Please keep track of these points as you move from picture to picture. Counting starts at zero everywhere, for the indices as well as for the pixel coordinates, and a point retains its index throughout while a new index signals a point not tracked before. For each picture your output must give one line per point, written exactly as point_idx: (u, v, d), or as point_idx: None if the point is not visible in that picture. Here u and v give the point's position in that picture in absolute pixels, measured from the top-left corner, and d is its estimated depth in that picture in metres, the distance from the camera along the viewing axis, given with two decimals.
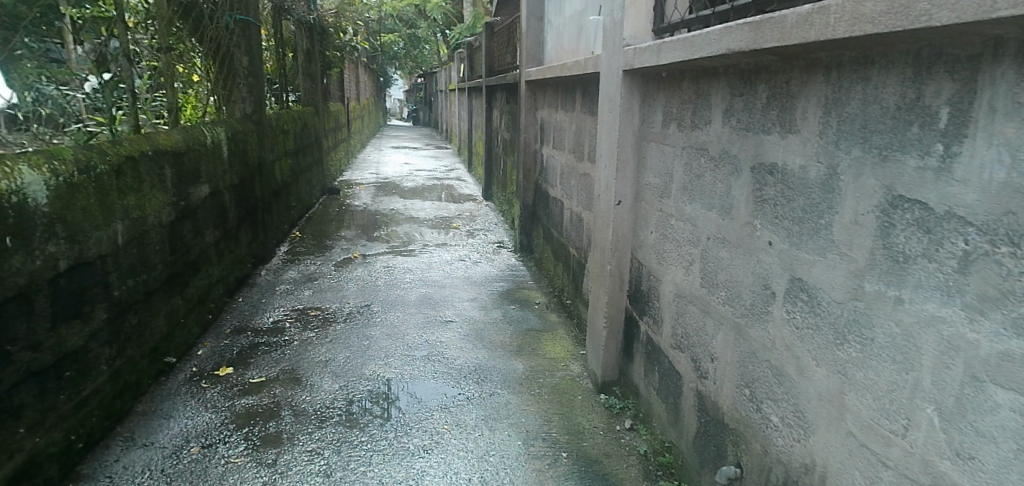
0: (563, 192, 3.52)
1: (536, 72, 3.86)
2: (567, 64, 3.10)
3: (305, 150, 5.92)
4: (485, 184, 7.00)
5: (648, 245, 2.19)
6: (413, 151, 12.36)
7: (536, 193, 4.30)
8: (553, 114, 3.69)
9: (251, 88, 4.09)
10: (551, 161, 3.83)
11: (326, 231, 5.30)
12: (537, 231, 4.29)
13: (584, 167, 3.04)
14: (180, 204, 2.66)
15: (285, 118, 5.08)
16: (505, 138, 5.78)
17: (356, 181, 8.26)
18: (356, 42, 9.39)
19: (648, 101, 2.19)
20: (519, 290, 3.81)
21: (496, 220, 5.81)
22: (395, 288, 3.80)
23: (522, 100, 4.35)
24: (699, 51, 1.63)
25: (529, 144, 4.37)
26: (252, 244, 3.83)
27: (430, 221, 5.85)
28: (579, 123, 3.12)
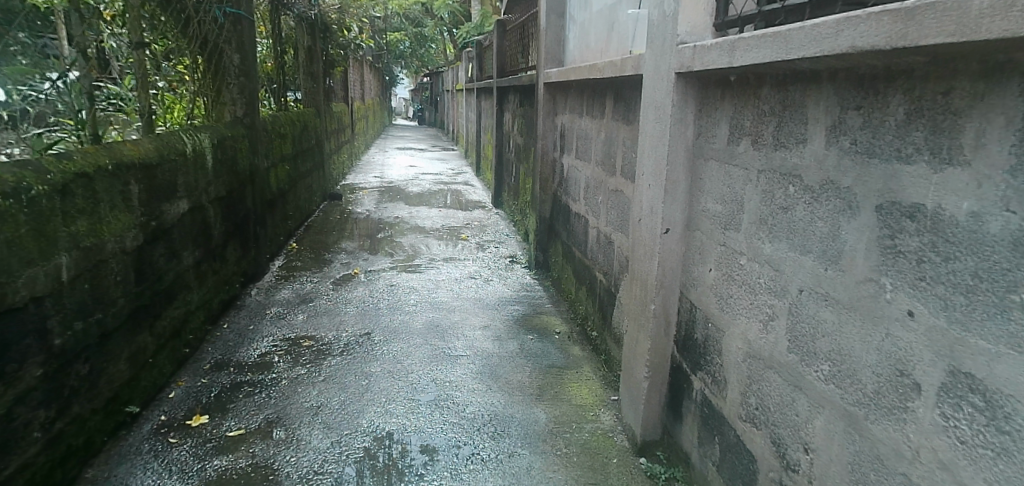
0: (587, 209, 3.14)
1: (558, 73, 3.47)
2: (597, 65, 2.72)
3: (305, 155, 5.56)
4: (495, 191, 6.62)
5: (705, 285, 1.81)
6: (419, 153, 11.97)
7: (554, 206, 3.92)
8: (577, 121, 3.31)
9: (243, 88, 3.71)
10: (574, 172, 3.45)
11: (326, 241, 4.94)
12: (555, 248, 3.91)
13: (617, 183, 2.66)
14: (151, 225, 2.28)
15: (282, 120, 4.72)
16: (518, 143, 5.40)
17: (360, 185, 7.89)
18: (362, 40, 9.02)
19: (708, 111, 1.80)
20: (537, 316, 3.41)
21: (508, 231, 5.43)
22: (399, 312, 3.41)
23: (540, 104, 3.96)
24: (800, 49, 1.24)
25: (547, 152, 3.98)
26: (242, 261, 3.47)
27: (437, 231, 5.47)
28: (611, 133, 2.73)
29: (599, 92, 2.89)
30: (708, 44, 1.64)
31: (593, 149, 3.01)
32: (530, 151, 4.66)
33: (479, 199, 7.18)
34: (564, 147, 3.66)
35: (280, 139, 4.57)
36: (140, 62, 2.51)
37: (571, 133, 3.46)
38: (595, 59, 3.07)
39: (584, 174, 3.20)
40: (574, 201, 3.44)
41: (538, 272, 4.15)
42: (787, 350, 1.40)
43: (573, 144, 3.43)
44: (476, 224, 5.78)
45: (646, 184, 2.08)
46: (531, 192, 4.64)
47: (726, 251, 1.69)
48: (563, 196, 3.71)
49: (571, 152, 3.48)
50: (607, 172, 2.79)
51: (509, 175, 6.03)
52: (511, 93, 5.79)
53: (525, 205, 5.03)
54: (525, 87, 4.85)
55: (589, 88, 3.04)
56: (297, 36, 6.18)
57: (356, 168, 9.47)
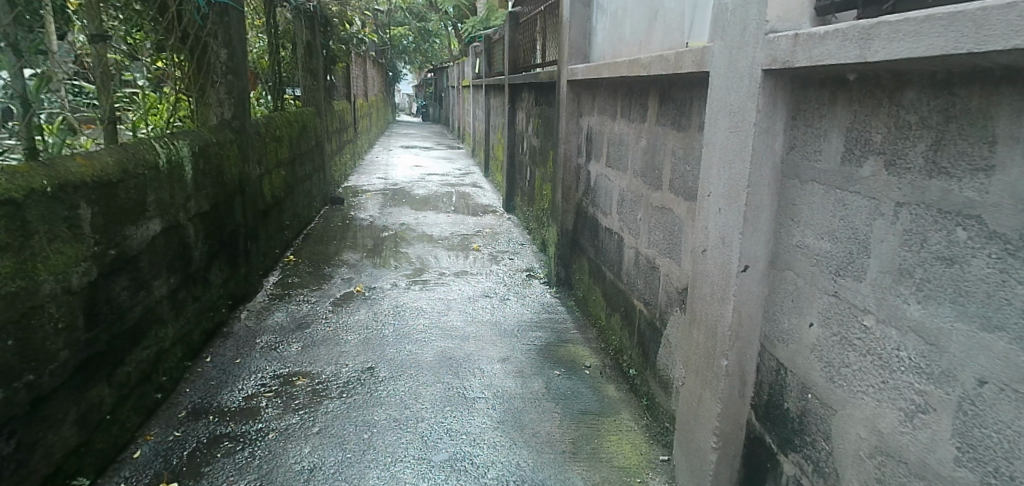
0: (621, 226, 2.75)
1: (585, 71, 3.07)
2: (637, 60, 2.32)
3: (304, 157, 5.18)
4: (507, 195, 6.23)
5: (802, 343, 1.42)
6: (424, 152, 11.59)
7: (578, 217, 3.53)
8: (609, 125, 2.91)
9: (231, 88, 3.32)
10: (603, 182, 3.05)
11: (326, 252, 4.55)
12: (579, 264, 3.52)
13: (663, 199, 2.26)
14: (111, 253, 1.89)
15: (277, 122, 4.33)
16: (533, 145, 5.00)
17: (363, 187, 7.50)
18: (365, 34, 8.62)
19: (809, 120, 1.41)
20: (562, 346, 3.00)
21: (523, 240, 5.04)
22: (406, 341, 3.01)
23: (562, 104, 3.56)
24: (1010, 36, 0.84)
25: (570, 157, 3.59)
26: (231, 281, 3.09)
27: (446, 240, 5.08)
28: (655, 139, 2.34)
29: (639, 91, 2.49)
30: (823, 31, 1.23)
31: (631, 157, 2.61)
32: (548, 154, 4.26)
33: (489, 203, 6.79)
34: (591, 153, 3.27)
35: (276, 142, 4.19)
36: (101, 60, 2.12)
37: (600, 138, 3.07)
38: (633, 55, 2.67)
39: (617, 186, 2.81)
40: (603, 215, 3.05)
41: (559, 289, 3.76)
42: (954, 460, 1.00)
43: (603, 150, 3.04)
44: (488, 232, 5.39)
45: (714, 208, 1.68)
46: (550, 200, 4.24)
47: (839, 304, 1.30)
48: (589, 207, 3.32)
49: (600, 160, 3.09)
50: (649, 186, 2.40)
51: (522, 178, 5.64)
52: (524, 91, 5.40)
53: (542, 212, 4.64)
54: (543, 84, 4.45)
55: (625, 87, 2.64)
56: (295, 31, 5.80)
57: (358, 168, 9.08)
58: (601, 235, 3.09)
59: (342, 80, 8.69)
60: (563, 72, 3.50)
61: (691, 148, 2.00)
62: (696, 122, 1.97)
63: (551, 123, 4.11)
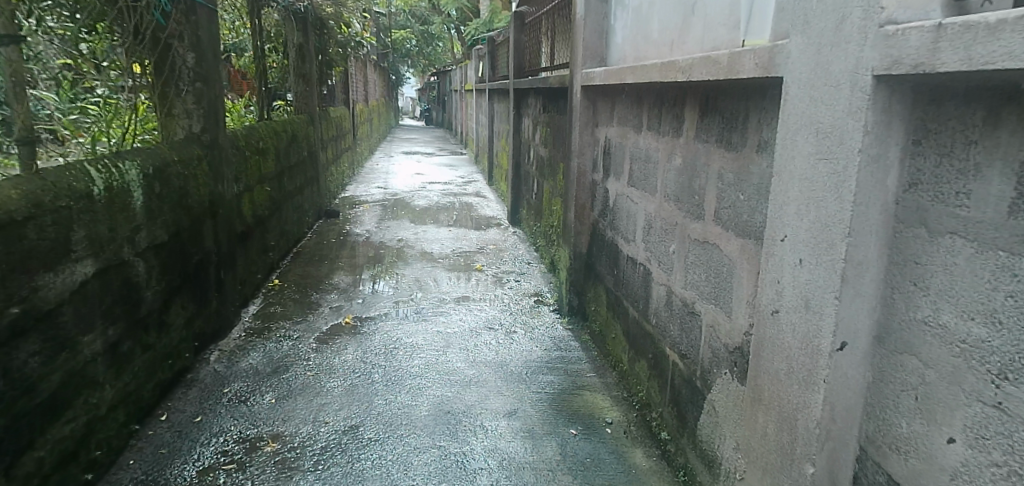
0: (648, 257, 2.33)
1: (604, 76, 2.66)
2: (673, 63, 1.91)
3: (293, 169, 4.77)
4: (511, 207, 5.82)
5: (934, 462, 1.01)
6: (426, 158, 11.20)
7: (594, 240, 3.11)
8: (632, 138, 2.50)
9: (201, 97, 2.89)
10: (624, 203, 2.64)
11: (315, 274, 4.15)
12: (594, 294, 3.10)
13: (706, 232, 1.85)
14: (14, 311, 1.48)
15: (261, 132, 3.93)
16: (541, 155, 4.59)
17: (361, 198, 7.10)
18: (364, 37, 8.24)
19: (948, 147, 1.00)
20: (578, 394, 2.59)
21: (530, 259, 4.62)
22: (398, 389, 2.59)
23: (575, 112, 3.15)
24: None
25: (585, 172, 3.18)
26: (198, 318, 2.69)
27: (446, 258, 4.67)
28: (694, 159, 1.93)
29: (674, 100, 2.08)
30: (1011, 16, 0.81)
31: (660, 177, 2.20)
32: (559, 168, 3.84)
33: (493, 214, 6.38)
34: (609, 169, 2.85)
35: (259, 154, 3.80)
36: (14, 66, 1.71)
37: (621, 152, 2.66)
38: (664, 57, 2.26)
39: (643, 210, 2.39)
40: (624, 241, 2.63)
41: (571, 320, 3.35)
42: None
43: (624, 167, 2.63)
44: (491, 248, 4.98)
45: (791, 258, 1.27)
46: (561, 219, 3.83)
47: (1006, 421, 0.89)
48: (607, 231, 2.90)
49: (620, 178, 2.68)
50: (686, 213, 1.99)
51: (529, 191, 5.22)
52: (530, 97, 5.00)
53: (551, 229, 4.22)
54: (552, 90, 4.04)
55: (655, 94, 2.24)
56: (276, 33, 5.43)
57: (357, 177, 8.68)
58: (621, 264, 2.67)
59: (340, 84, 8.31)
60: (577, 76, 3.09)
61: (749, 173, 1.59)
62: (757, 141, 1.56)
63: (563, 134, 3.70)
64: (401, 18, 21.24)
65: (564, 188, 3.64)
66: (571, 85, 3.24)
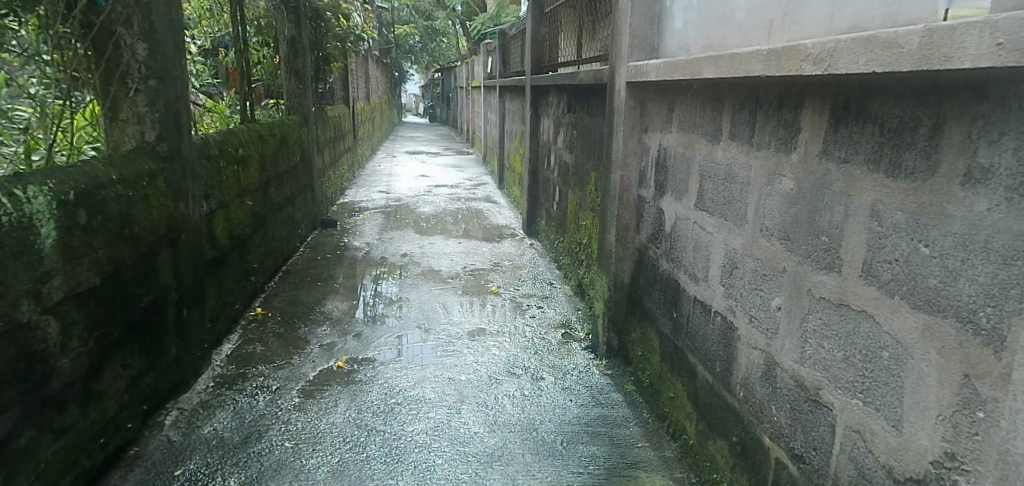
0: (733, 307, 1.76)
1: (663, 71, 2.09)
2: (794, 49, 1.34)
3: (283, 177, 4.21)
4: (528, 216, 5.24)
5: None
6: (431, 158, 10.63)
7: (640, 270, 2.54)
8: (706, 148, 1.93)
9: (156, 98, 2.28)
10: (688, 230, 2.08)
11: (306, 299, 3.58)
12: (641, 336, 2.52)
13: (845, 292, 1.28)
14: None
15: (242, 136, 3.38)
16: (565, 161, 4.02)
17: (361, 204, 6.53)
18: (365, 30, 7.66)
19: None
20: (632, 477, 2.00)
21: (552, 279, 4.04)
22: (399, 470, 2.01)
23: (617, 115, 2.58)
24: None
25: (630, 186, 2.60)
26: (149, 373, 2.14)
27: (456, 277, 4.11)
28: (823, 183, 1.36)
29: (783, 100, 1.51)
30: None
31: (757, 203, 1.63)
32: (591, 177, 3.26)
33: (506, 223, 5.81)
34: (665, 185, 2.28)
35: (239, 164, 3.23)
36: None
37: (686, 165, 2.08)
38: (758, 44, 1.69)
39: (723, 243, 1.82)
40: (689, 278, 2.06)
41: (610, 364, 2.77)
42: None
43: (691, 185, 2.05)
44: (507, 265, 4.40)
45: None
46: (594, 237, 3.24)
47: None
48: (661, 261, 2.32)
49: (683, 197, 2.11)
50: (806, 257, 1.41)
51: (548, 199, 4.65)
52: (551, 94, 4.43)
53: (579, 248, 3.64)
54: (581, 87, 3.47)
55: (747, 92, 1.67)
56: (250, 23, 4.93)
57: (357, 179, 8.11)
58: (684, 307, 2.10)
59: (339, 81, 7.72)
60: (621, 71, 2.52)
61: (952, 214, 1.02)
62: (968, 167, 0.99)
63: (597, 140, 3.13)
64: (405, 12, 21.77)
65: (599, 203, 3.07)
66: (611, 82, 2.67)
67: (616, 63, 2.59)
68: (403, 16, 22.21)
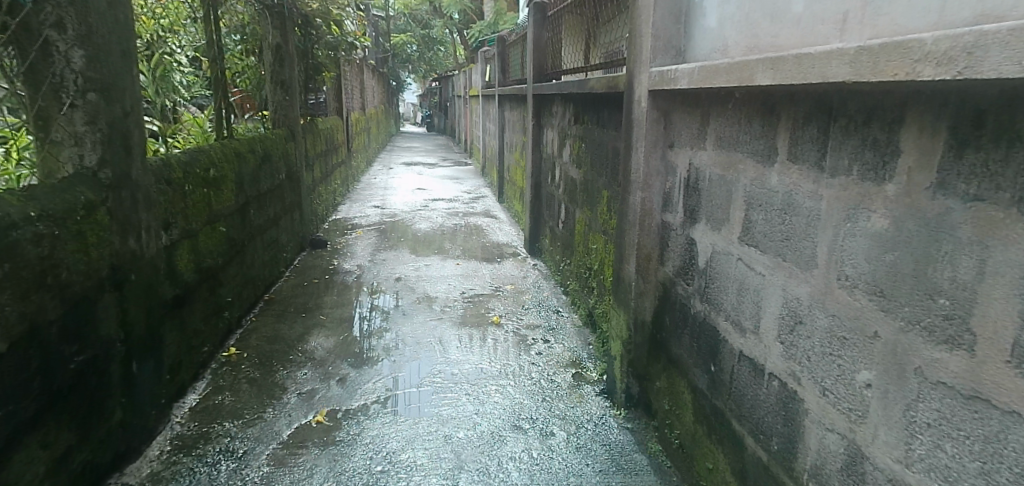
0: (797, 370, 1.40)
1: (701, 75, 1.75)
2: (905, 42, 0.99)
3: (266, 197, 3.86)
4: (530, 234, 4.90)
5: None
6: (429, 169, 10.31)
7: (666, 308, 2.19)
8: (756, 171, 1.58)
9: (100, 113, 1.83)
10: (729, 268, 1.73)
11: (287, 333, 3.22)
12: (668, 385, 2.16)
13: (982, 379, 0.93)
14: None
15: (218, 153, 3.03)
16: (572, 177, 3.67)
17: (354, 221, 6.18)
18: (360, 38, 7.33)
19: None
20: None
21: (559, 307, 3.68)
22: None
23: (638, 128, 2.24)
24: None
25: (654, 210, 2.25)
26: (84, 447, 1.78)
27: (453, 304, 3.75)
28: (939, 226, 1.01)
29: (874, 113, 1.16)
30: None
31: (833, 244, 1.28)
32: (605, 197, 2.91)
33: (507, 240, 5.46)
34: (698, 212, 1.93)
35: (212, 186, 2.89)
36: None
37: (727, 190, 1.73)
38: (831, 41, 1.35)
39: (781, 290, 1.46)
40: (732, 327, 1.71)
41: (630, 415, 2.41)
42: None
43: (735, 213, 1.70)
44: (510, 290, 4.05)
45: None
46: (608, 264, 2.89)
47: None
48: (693, 301, 1.96)
49: (724, 227, 1.76)
50: (916, 323, 1.06)
51: (553, 217, 4.30)
52: (555, 104, 4.09)
53: (589, 273, 3.28)
54: (591, 96, 3.13)
55: (818, 102, 1.33)
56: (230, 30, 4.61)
57: (351, 194, 7.77)
58: (726, 360, 1.74)
59: (331, 91, 7.39)
60: (643, 77, 2.18)
61: None
62: None
63: (612, 155, 2.78)
64: (402, 21, 21.54)
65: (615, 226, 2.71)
66: (630, 91, 2.33)
67: (636, 68, 2.26)
68: (400, 25, 21.98)
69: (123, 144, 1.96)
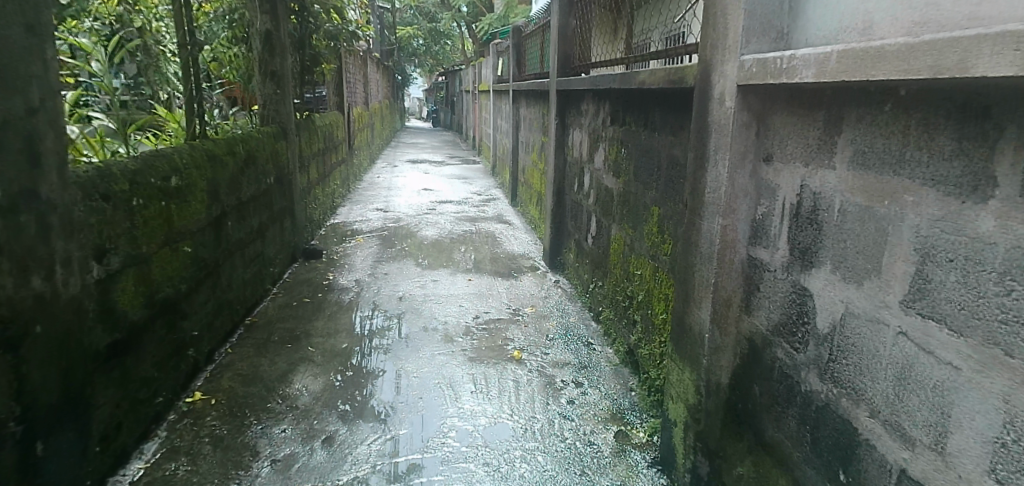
0: None
1: (840, 62, 1.21)
2: None
3: (249, 205, 3.34)
4: (550, 246, 4.36)
5: None
6: (435, 168, 9.77)
7: (754, 373, 1.65)
8: (944, 206, 1.05)
9: None
10: (879, 341, 1.19)
11: (267, 370, 2.69)
12: (757, 478, 1.62)
13: None
14: None
15: (183, 156, 2.50)
16: (607, 185, 3.13)
17: (354, 226, 5.66)
18: (364, 27, 6.82)
19: None
20: None
21: (589, 337, 3.14)
22: None
23: (719, 134, 1.70)
24: None
25: (739, 241, 1.71)
26: None
27: (465, 332, 3.22)
28: None
29: None
30: None
31: None
32: (659, 216, 2.38)
33: (523, 251, 4.93)
34: (817, 252, 1.40)
35: (175, 197, 2.37)
36: None
37: (879, 228, 1.20)
38: None
39: (1005, 400, 0.93)
40: (886, 431, 1.17)
41: None
42: None
43: (894, 264, 1.16)
44: (530, 313, 3.51)
45: None
46: (662, 297, 2.35)
47: None
48: (805, 374, 1.43)
49: (870, 281, 1.22)
50: None
51: (580, 229, 3.77)
52: (585, 101, 3.56)
53: (631, 303, 2.74)
54: (638, 91, 2.60)
55: None
56: (213, 15, 4.10)
57: (352, 195, 7.25)
58: (872, 475, 1.21)
59: (331, 85, 6.85)
60: (730, 67, 1.65)
61: None
62: None
63: (671, 165, 2.25)
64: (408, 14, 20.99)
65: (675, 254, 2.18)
66: (705, 85, 1.79)
67: (717, 56, 1.72)
68: (406, 17, 21.43)
69: (26, 150, 1.44)
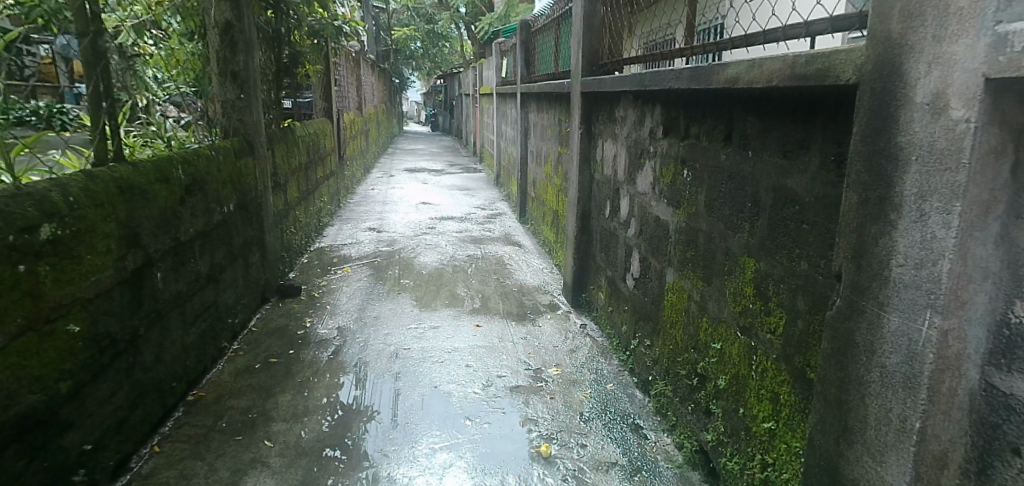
0: None
1: None
2: None
3: (195, 244, 2.59)
4: (573, 280, 3.61)
5: None
6: (435, 177, 9.02)
7: None
8: None
9: None
10: None
11: (201, 483, 1.94)
12: None
13: None
14: None
15: (82, 191, 1.74)
16: (660, 217, 2.38)
17: (341, 252, 4.91)
18: (354, 23, 6.10)
19: None
20: None
21: (636, 417, 2.38)
22: None
23: (947, 167, 0.95)
24: None
25: (973, 360, 0.96)
26: None
27: (476, 408, 2.47)
28: None
29: None
30: None
31: None
32: (763, 274, 1.63)
33: (539, 282, 4.17)
34: None
35: (61, 253, 1.62)
36: None
37: None
38: None
39: None
40: None
41: None
42: None
43: None
44: (555, 376, 2.76)
45: None
46: (769, 396, 1.60)
47: None
48: None
49: None
50: None
51: (614, 266, 3.02)
52: (624, 105, 2.80)
53: (703, 385, 1.99)
54: (718, 91, 1.85)
55: None
56: None
57: (342, 211, 6.51)
58: None
59: (317, 89, 6.11)
60: (975, 44, 0.90)
61: None
62: None
63: (793, 201, 1.49)
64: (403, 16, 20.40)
65: (809, 340, 1.42)
66: (905, 77, 1.03)
67: (936, 22, 0.96)
68: (402, 20, 20.83)
69: None
